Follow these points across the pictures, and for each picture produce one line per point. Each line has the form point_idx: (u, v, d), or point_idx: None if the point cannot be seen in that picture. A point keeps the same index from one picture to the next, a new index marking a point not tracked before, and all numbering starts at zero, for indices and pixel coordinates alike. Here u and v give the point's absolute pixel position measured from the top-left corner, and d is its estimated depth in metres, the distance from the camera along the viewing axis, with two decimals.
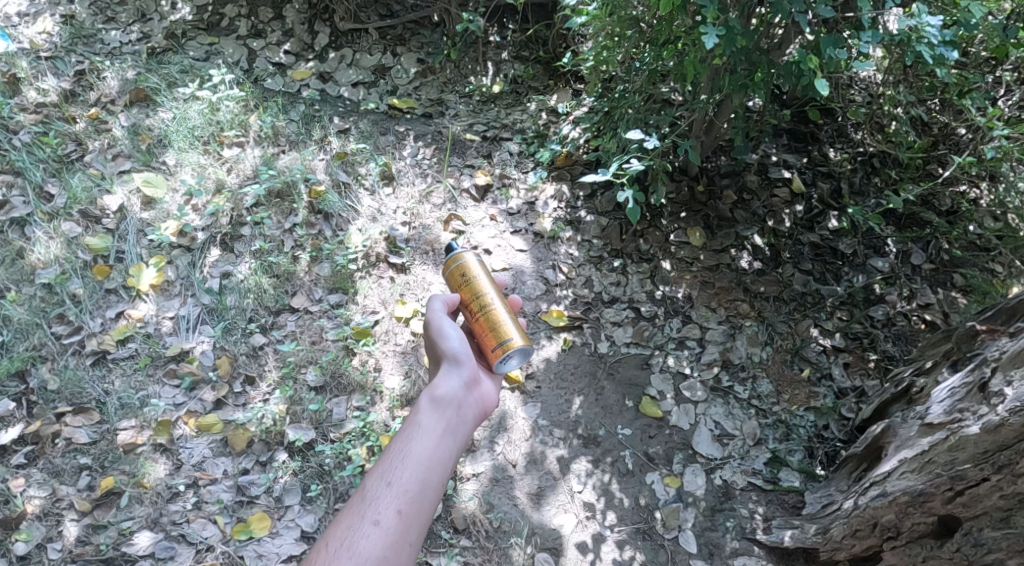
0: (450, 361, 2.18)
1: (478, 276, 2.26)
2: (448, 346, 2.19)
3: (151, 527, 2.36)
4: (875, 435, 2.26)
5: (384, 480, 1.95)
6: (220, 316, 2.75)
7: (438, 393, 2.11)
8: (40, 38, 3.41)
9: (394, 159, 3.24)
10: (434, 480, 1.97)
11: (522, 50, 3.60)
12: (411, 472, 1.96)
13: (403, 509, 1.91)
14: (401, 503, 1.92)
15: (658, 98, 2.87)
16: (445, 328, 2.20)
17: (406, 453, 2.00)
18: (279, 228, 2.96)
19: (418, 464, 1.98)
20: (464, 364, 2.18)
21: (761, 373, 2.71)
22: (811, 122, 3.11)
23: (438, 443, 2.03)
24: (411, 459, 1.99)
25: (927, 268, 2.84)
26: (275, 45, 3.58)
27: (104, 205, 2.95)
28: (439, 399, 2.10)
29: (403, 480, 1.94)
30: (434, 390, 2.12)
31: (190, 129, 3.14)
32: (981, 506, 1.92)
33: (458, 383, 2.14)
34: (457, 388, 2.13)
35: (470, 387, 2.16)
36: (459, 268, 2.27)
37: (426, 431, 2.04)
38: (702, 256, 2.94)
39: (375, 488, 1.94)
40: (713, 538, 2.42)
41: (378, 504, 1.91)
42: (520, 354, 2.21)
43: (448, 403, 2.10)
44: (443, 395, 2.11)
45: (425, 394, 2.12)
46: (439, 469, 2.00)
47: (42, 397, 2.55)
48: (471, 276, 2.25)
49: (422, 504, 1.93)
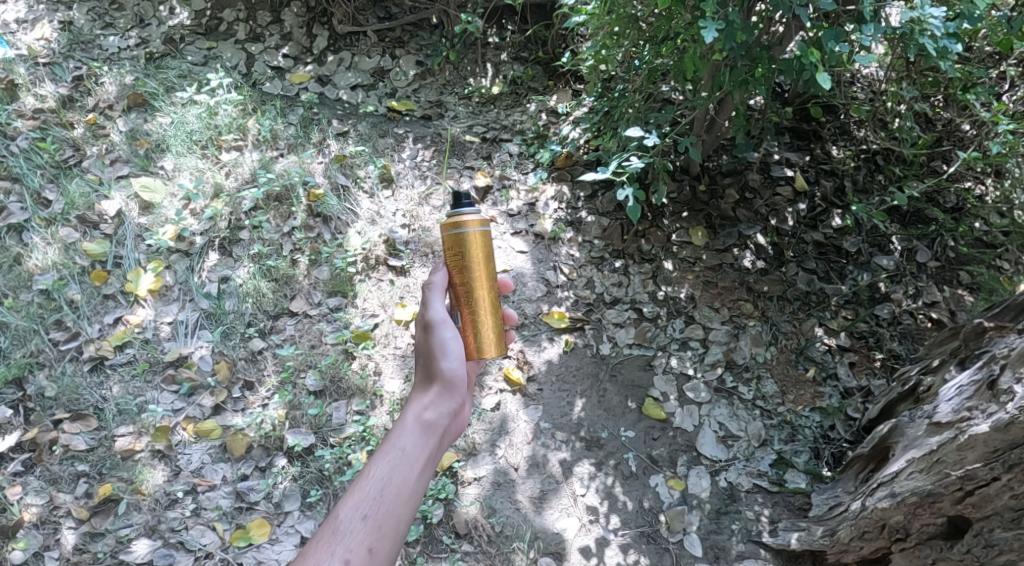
0: (443, 382, 2.08)
1: (484, 255, 2.14)
2: (446, 363, 2.09)
3: (150, 534, 2.34)
4: (882, 436, 2.23)
5: (359, 511, 1.86)
6: (219, 321, 2.73)
7: (426, 417, 2.02)
8: (38, 44, 3.40)
9: (393, 162, 3.21)
10: (410, 516, 1.90)
11: (521, 51, 3.57)
12: (388, 505, 1.88)
13: (374, 546, 1.83)
14: (373, 540, 1.84)
15: (658, 97, 2.86)
16: (445, 344, 2.10)
17: (384, 482, 1.90)
18: (277, 232, 2.93)
19: (396, 497, 1.90)
20: (455, 387, 2.08)
21: (765, 373, 2.67)
22: (813, 119, 3.09)
23: (419, 474, 1.95)
24: (390, 489, 1.90)
25: (933, 265, 2.80)
26: (274, 48, 3.56)
27: (102, 209, 2.93)
28: (426, 424, 2.01)
29: (378, 515, 1.86)
30: (422, 411, 2.03)
31: (189, 133, 3.13)
32: (991, 506, 1.87)
33: (446, 409, 2.05)
34: (446, 415, 2.05)
35: (456, 414, 2.07)
36: (465, 238, 2.12)
37: (407, 459, 1.95)
38: (704, 255, 2.91)
39: (348, 518, 1.85)
40: (718, 541, 2.39)
41: (350, 537, 1.83)
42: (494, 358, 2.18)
43: (435, 430, 2.02)
44: (430, 420, 2.02)
45: (411, 414, 2.03)
46: (417, 503, 1.93)
47: (40, 404, 2.53)
48: (479, 252, 2.13)
49: (395, 541, 1.86)
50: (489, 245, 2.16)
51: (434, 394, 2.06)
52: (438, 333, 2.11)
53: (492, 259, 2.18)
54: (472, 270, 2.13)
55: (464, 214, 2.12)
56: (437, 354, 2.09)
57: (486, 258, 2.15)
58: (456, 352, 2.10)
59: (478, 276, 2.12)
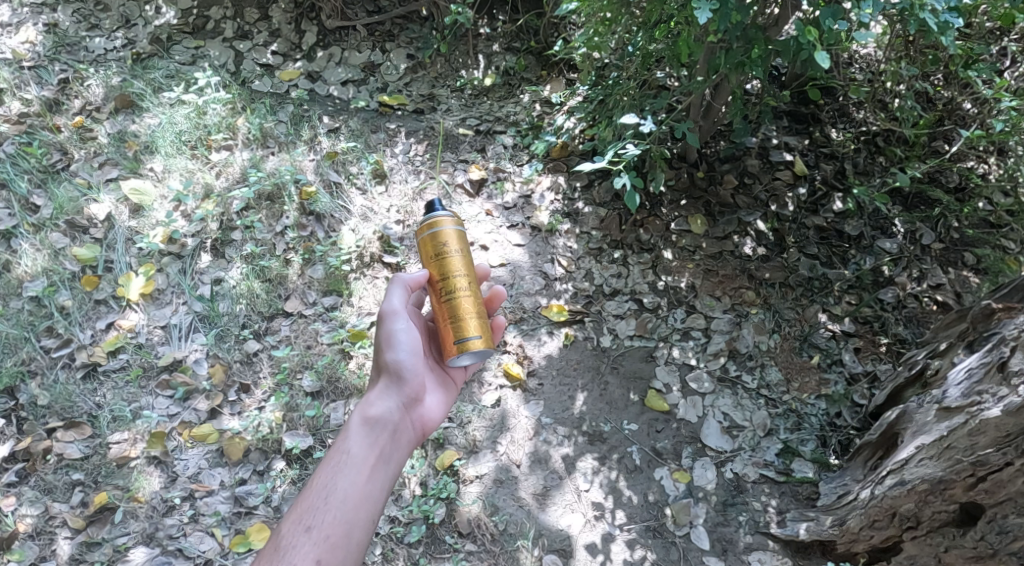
0: (391, 373, 2.06)
1: (456, 251, 2.08)
2: (397, 354, 2.05)
3: (148, 542, 2.30)
4: (889, 422, 2.17)
5: (304, 523, 1.83)
6: (213, 323, 2.69)
7: (371, 414, 2.00)
8: (23, 48, 3.35)
9: (385, 157, 3.16)
10: (361, 520, 1.87)
11: (513, 41, 3.50)
12: (335, 513, 1.85)
13: (322, 558, 1.80)
14: (319, 552, 1.80)
15: (653, 84, 2.82)
16: (394, 335, 2.06)
17: (332, 489, 1.88)
18: (270, 231, 2.88)
19: (345, 501, 1.87)
20: (407, 382, 2.06)
21: (769, 361, 2.63)
22: (811, 102, 3.04)
23: (370, 474, 1.93)
24: (336, 495, 1.88)
25: (937, 247, 2.75)
26: (262, 46, 3.51)
27: (91, 213, 2.87)
28: (371, 424, 1.99)
29: (324, 522, 1.84)
30: (366, 409, 2.01)
31: (178, 134, 3.07)
32: (1004, 492, 1.84)
33: (393, 402, 2.04)
34: (392, 407, 2.03)
35: (407, 407, 2.05)
36: (437, 237, 2.06)
37: (353, 462, 1.93)
38: (704, 243, 2.86)
39: (292, 532, 1.82)
40: (726, 533, 2.34)
41: (295, 553, 1.79)
42: (477, 355, 2.05)
43: (382, 425, 2.00)
44: (376, 416, 2.01)
45: (356, 415, 2.01)
46: (370, 505, 1.90)
47: (33, 413, 2.49)
48: (450, 248, 2.07)
49: (345, 549, 1.82)
50: (472, 274, 2.09)
51: (381, 390, 2.05)
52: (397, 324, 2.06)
53: (466, 255, 2.10)
54: (445, 263, 2.06)
55: (438, 215, 2.08)
56: (386, 345, 2.06)
57: (454, 253, 2.07)
58: (400, 341, 2.06)
59: (453, 272, 2.06)
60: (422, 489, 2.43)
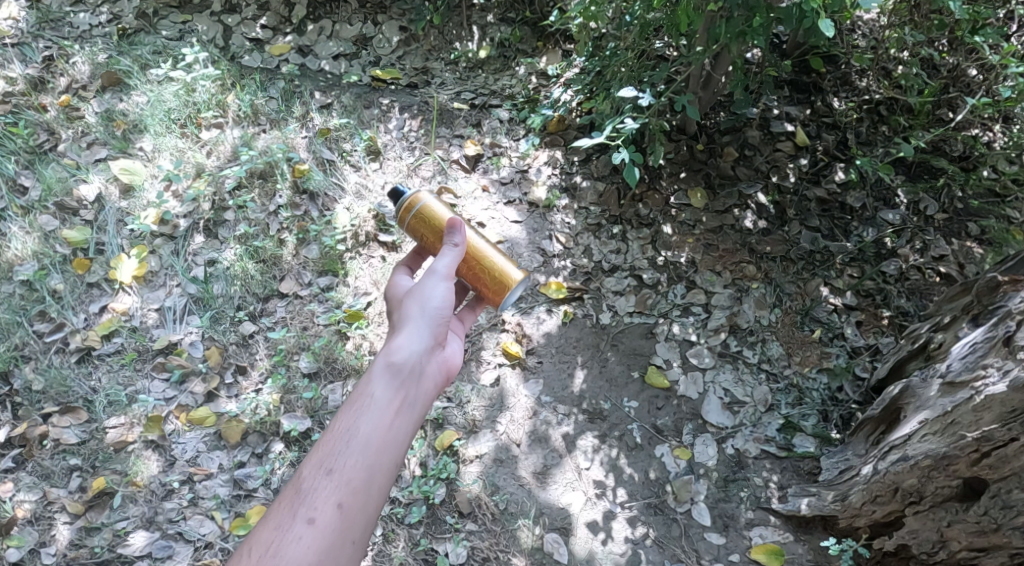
0: (418, 319, 2.00)
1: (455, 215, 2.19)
2: (429, 301, 2.02)
3: (147, 526, 2.29)
4: (892, 397, 2.14)
5: (325, 466, 1.71)
6: (208, 305, 2.66)
7: (397, 358, 1.90)
8: (6, 24, 3.27)
9: (379, 133, 3.10)
10: (385, 464, 1.75)
11: (508, 11, 3.38)
12: (358, 457, 1.74)
13: (344, 503, 1.69)
14: (342, 496, 1.69)
15: (653, 54, 2.78)
16: (433, 286, 2.04)
17: (355, 432, 1.76)
18: (262, 211, 2.83)
19: (369, 445, 1.75)
20: (433, 325, 2.01)
21: (770, 336, 2.61)
22: (814, 70, 2.97)
23: (394, 419, 1.81)
24: (360, 438, 1.76)
25: (940, 218, 2.72)
26: (251, 20, 3.42)
27: (81, 195, 2.82)
28: (395, 367, 1.88)
29: (347, 466, 1.72)
30: (391, 353, 1.91)
31: (167, 111, 3.00)
32: (1009, 467, 1.80)
33: (420, 346, 1.95)
34: (418, 351, 1.94)
35: (432, 354, 1.96)
36: (429, 208, 2.17)
37: (377, 404, 1.81)
38: (704, 217, 2.82)
39: (313, 475, 1.70)
40: (727, 509, 2.33)
41: (316, 497, 1.68)
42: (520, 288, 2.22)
43: (407, 369, 1.89)
44: (400, 361, 1.90)
45: (379, 358, 1.91)
46: (394, 449, 1.78)
47: (28, 398, 2.47)
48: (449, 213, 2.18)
49: (369, 495, 1.71)
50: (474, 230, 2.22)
51: (408, 333, 1.96)
52: (434, 280, 2.05)
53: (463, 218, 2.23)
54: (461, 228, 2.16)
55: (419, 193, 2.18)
56: (422, 298, 2.03)
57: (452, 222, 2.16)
58: (434, 292, 2.04)
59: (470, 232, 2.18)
60: (422, 469, 2.42)
